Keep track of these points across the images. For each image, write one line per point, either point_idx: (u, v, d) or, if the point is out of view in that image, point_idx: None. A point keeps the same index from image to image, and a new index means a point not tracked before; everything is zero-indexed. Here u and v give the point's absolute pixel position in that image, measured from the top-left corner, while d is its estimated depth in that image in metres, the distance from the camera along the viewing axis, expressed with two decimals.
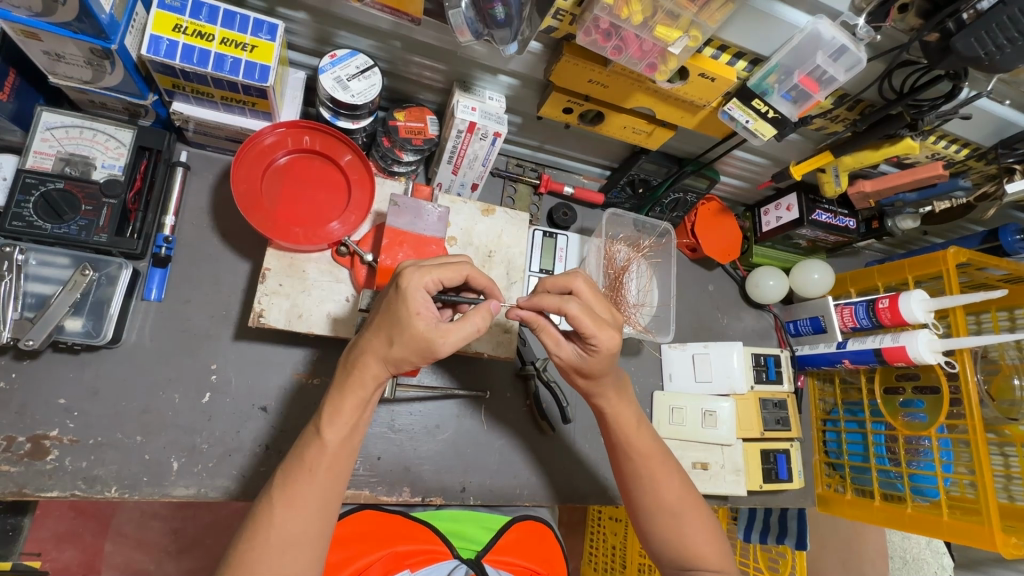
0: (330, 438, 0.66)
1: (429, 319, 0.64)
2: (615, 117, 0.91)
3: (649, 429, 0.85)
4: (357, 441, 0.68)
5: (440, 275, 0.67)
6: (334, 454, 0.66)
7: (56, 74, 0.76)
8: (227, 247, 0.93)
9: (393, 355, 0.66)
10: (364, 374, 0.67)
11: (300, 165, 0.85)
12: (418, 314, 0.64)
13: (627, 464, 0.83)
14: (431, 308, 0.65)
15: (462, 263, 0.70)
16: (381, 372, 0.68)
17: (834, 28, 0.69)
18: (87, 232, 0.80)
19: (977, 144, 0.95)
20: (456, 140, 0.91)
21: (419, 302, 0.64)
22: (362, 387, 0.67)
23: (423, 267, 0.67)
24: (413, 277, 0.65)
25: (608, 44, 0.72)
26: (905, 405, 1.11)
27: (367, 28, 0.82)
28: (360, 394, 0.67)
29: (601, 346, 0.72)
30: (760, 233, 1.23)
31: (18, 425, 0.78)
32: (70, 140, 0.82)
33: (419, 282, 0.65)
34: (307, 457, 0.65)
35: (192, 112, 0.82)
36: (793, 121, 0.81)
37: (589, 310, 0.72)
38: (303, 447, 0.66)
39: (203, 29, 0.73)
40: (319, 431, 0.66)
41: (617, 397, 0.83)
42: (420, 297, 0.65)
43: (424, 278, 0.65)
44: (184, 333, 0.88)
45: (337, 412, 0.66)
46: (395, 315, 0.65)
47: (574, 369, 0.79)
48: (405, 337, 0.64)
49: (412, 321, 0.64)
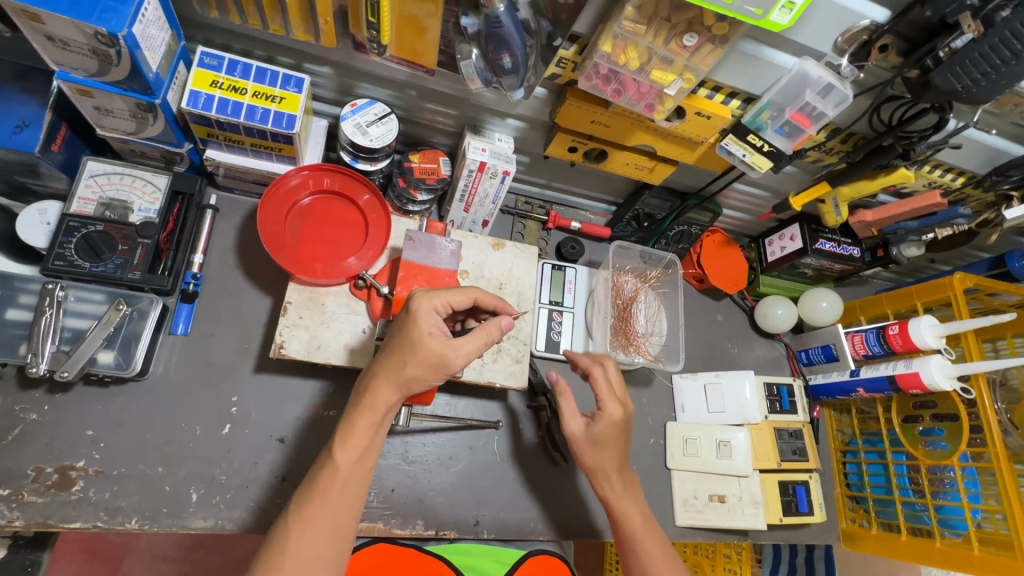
0: (341, 460, 0.68)
1: (439, 337, 0.70)
2: (618, 154, 0.96)
3: (656, 528, 0.87)
4: (369, 465, 0.70)
5: (448, 298, 0.74)
6: (344, 477, 0.67)
7: (103, 127, 0.82)
8: (251, 284, 0.97)
9: (405, 377, 0.69)
10: (376, 400, 0.69)
11: (322, 206, 0.90)
12: (429, 333, 0.69)
13: (631, 560, 0.85)
14: (441, 327, 0.71)
15: (470, 288, 0.78)
16: (393, 397, 0.70)
17: (819, 68, 0.73)
18: (123, 270, 0.85)
19: (972, 172, 0.99)
20: (467, 179, 0.96)
21: (430, 323, 0.70)
22: (374, 410, 0.69)
23: (432, 292, 0.74)
24: (424, 301, 0.72)
25: (608, 88, 0.77)
26: (924, 434, 1.09)
27: (383, 80, 0.89)
28: (371, 417, 0.69)
29: (607, 411, 0.87)
30: (765, 262, 1.26)
31: (46, 456, 0.80)
32: (111, 186, 0.88)
33: (430, 305, 0.72)
34: (319, 480, 0.67)
35: (223, 158, 0.88)
36: (788, 154, 0.86)
37: (611, 381, 0.91)
38: (315, 473, 0.68)
39: (237, 83, 0.80)
40: (331, 455, 0.68)
41: (615, 477, 0.88)
42: (432, 319, 0.71)
43: (433, 301, 0.72)
44: (208, 366, 0.91)
45: (348, 439, 0.68)
46: (407, 336, 0.69)
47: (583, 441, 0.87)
48: (418, 357, 0.68)
49: (425, 340, 0.69)
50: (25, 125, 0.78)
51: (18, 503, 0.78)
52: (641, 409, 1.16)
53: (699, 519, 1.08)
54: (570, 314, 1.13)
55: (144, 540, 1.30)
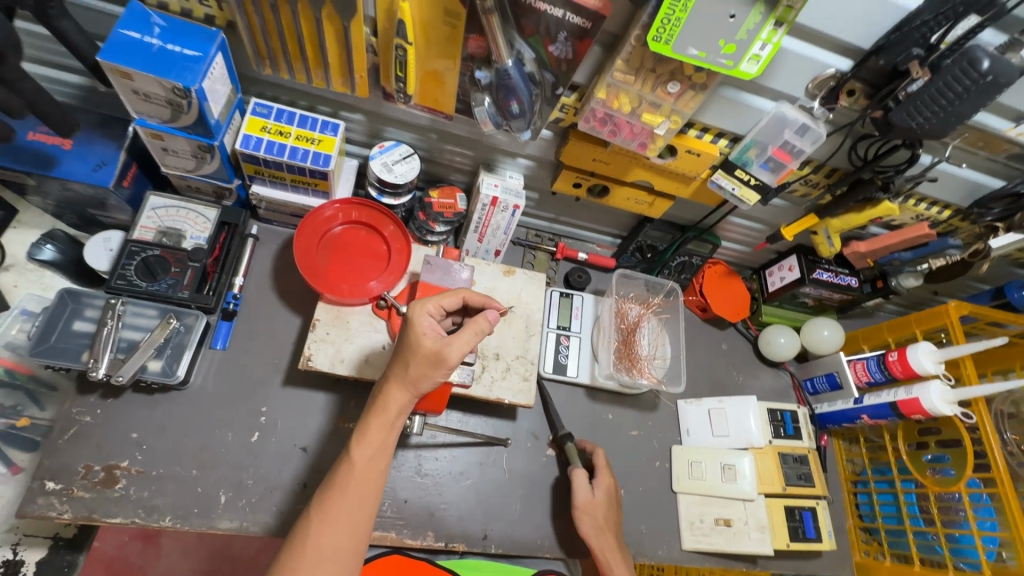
0: (357, 458, 0.74)
1: (433, 336, 0.77)
2: (618, 189, 1.06)
3: None
4: (383, 464, 0.75)
5: (438, 301, 0.83)
6: (360, 477, 0.73)
7: (167, 165, 0.95)
8: (283, 305, 1.07)
9: (408, 376, 0.76)
10: (388, 402, 0.76)
11: (349, 234, 1.01)
12: (424, 334, 0.77)
13: None
14: (434, 327, 0.79)
15: (457, 290, 0.87)
16: (403, 398, 0.77)
17: (794, 110, 0.82)
18: (174, 289, 0.96)
19: (956, 205, 1.05)
20: (481, 212, 1.06)
21: (424, 325, 0.78)
22: (387, 411, 0.76)
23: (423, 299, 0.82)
24: (416, 307, 0.80)
25: (604, 129, 0.87)
26: (931, 462, 1.11)
27: (409, 125, 1.02)
28: (384, 417, 0.75)
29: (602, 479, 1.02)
30: (767, 293, 1.31)
31: (96, 455, 0.89)
32: (169, 217, 0.99)
33: (421, 309, 0.80)
34: (338, 476, 0.74)
35: (267, 192, 1.00)
36: (774, 187, 0.94)
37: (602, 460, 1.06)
38: (335, 470, 0.75)
39: (283, 128, 0.93)
40: (348, 454, 0.74)
41: (606, 536, 0.97)
42: (424, 321, 0.79)
43: (425, 306, 0.80)
44: (242, 378, 1.00)
45: (364, 439, 0.74)
46: (406, 341, 0.77)
47: (586, 503, 0.98)
48: (418, 357, 0.76)
49: (420, 340, 0.76)
50: (104, 164, 0.91)
51: (68, 497, 0.85)
52: (647, 433, 1.20)
53: (705, 543, 1.10)
54: (577, 339, 1.19)
55: (161, 567, 1.11)
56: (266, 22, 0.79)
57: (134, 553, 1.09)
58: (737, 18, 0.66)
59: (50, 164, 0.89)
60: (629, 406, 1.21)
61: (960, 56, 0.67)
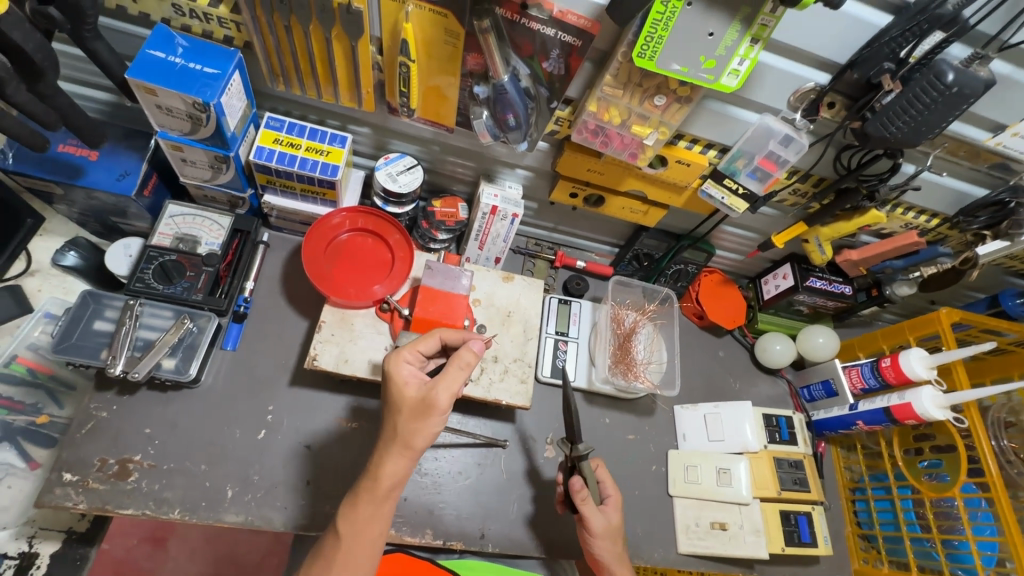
0: (344, 529, 0.76)
1: (414, 385, 0.79)
2: (613, 199, 1.10)
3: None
4: (376, 531, 0.77)
5: (415, 349, 0.85)
6: (351, 546, 0.76)
7: (185, 175, 1.01)
8: (291, 308, 1.12)
9: (399, 437, 0.77)
10: (381, 469, 0.77)
11: (356, 241, 1.06)
12: (404, 385, 0.79)
13: None
14: (415, 376, 0.81)
15: (433, 332, 0.89)
16: (398, 462, 0.77)
17: (778, 122, 0.85)
18: (188, 292, 1.00)
19: (944, 213, 1.08)
20: (481, 221, 1.10)
21: (403, 376, 0.80)
22: (379, 481, 0.77)
23: (400, 349, 0.84)
24: (393, 360, 0.82)
25: (596, 140, 0.91)
26: (927, 467, 1.14)
27: (413, 138, 1.07)
28: (376, 487, 0.76)
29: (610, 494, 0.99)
30: (762, 300, 1.34)
31: (111, 448, 0.93)
32: (186, 225, 1.05)
33: (398, 359, 0.82)
34: (326, 547, 0.77)
35: (278, 201, 1.06)
36: (761, 195, 0.97)
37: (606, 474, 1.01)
38: (322, 541, 0.79)
39: (294, 140, 0.99)
40: (337, 525, 0.77)
41: (623, 564, 0.96)
42: (403, 372, 0.81)
43: (401, 357, 0.82)
44: (251, 378, 1.04)
45: (352, 515, 0.76)
46: (390, 397, 0.80)
47: (603, 534, 0.94)
48: (404, 412, 0.77)
49: (402, 393, 0.78)
50: (127, 174, 0.97)
51: (84, 488, 0.90)
52: (643, 438, 1.22)
53: (701, 547, 1.11)
54: (575, 344, 1.22)
55: (169, 568, 1.30)
56: (280, 42, 0.85)
57: (143, 556, 1.28)
58: (716, 36, 0.71)
59: (77, 174, 0.95)
60: (626, 410, 1.24)
61: (928, 70, 0.72)
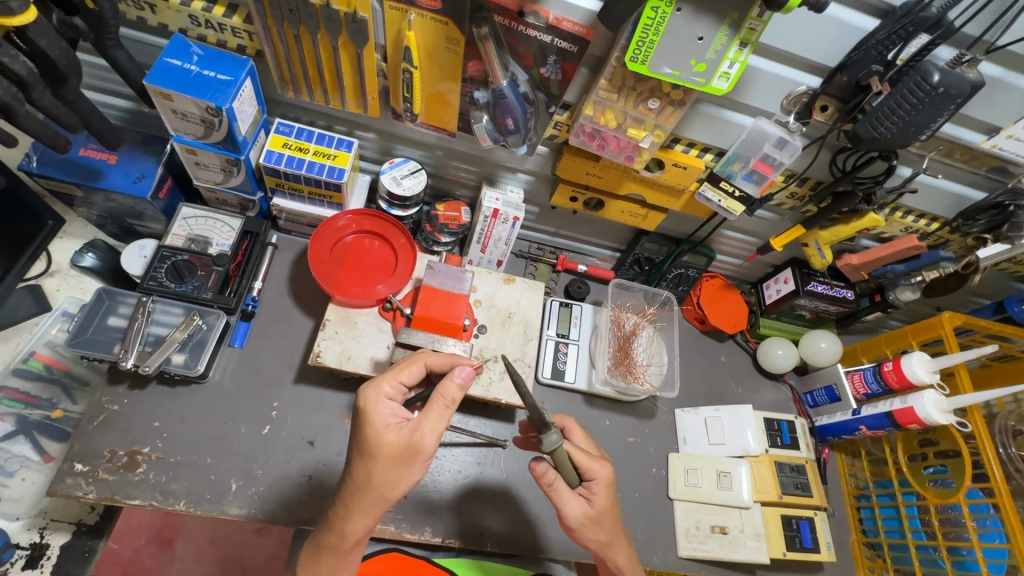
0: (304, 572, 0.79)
1: (396, 428, 0.74)
2: (612, 202, 1.12)
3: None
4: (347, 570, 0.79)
5: (393, 382, 0.78)
6: None
7: (199, 179, 1.05)
8: (298, 308, 1.15)
9: (380, 481, 0.74)
10: (354, 515, 0.75)
11: (361, 243, 1.09)
12: (385, 428, 0.74)
13: None
14: (395, 415, 0.75)
15: (416, 357, 0.82)
16: (373, 508, 0.75)
17: (771, 125, 0.87)
18: (199, 290, 1.04)
19: (943, 217, 1.08)
20: (483, 224, 1.13)
21: (383, 416, 0.74)
22: (346, 532, 0.76)
23: (375, 381, 0.77)
24: (369, 396, 0.75)
25: (593, 143, 0.94)
26: (932, 474, 1.10)
27: (417, 143, 1.11)
28: (345, 536, 0.76)
29: (597, 476, 0.86)
30: (764, 305, 1.34)
31: (121, 441, 0.96)
32: (198, 227, 1.08)
33: (376, 397, 0.75)
34: None
35: (287, 204, 1.10)
36: (757, 198, 0.98)
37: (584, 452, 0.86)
38: None
39: (303, 145, 1.02)
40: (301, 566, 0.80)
41: (616, 547, 0.90)
42: (382, 411, 0.75)
43: (379, 393, 0.76)
44: (257, 375, 1.07)
45: (316, 564, 0.78)
46: (366, 438, 0.74)
47: (584, 523, 0.86)
48: (384, 456, 0.73)
49: (383, 436, 0.73)
50: (143, 177, 1.01)
51: (94, 478, 0.93)
52: (643, 441, 1.22)
53: (701, 550, 1.11)
54: (575, 346, 1.23)
55: (174, 569, 1.30)
56: (290, 50, 0.89)
57: (149, 556, 1.29)
58: (705, 40, 0.73)
59: (97, 176, 1.00)
60: (626, 413, 1.24)
61: (914, 71, 0.73)
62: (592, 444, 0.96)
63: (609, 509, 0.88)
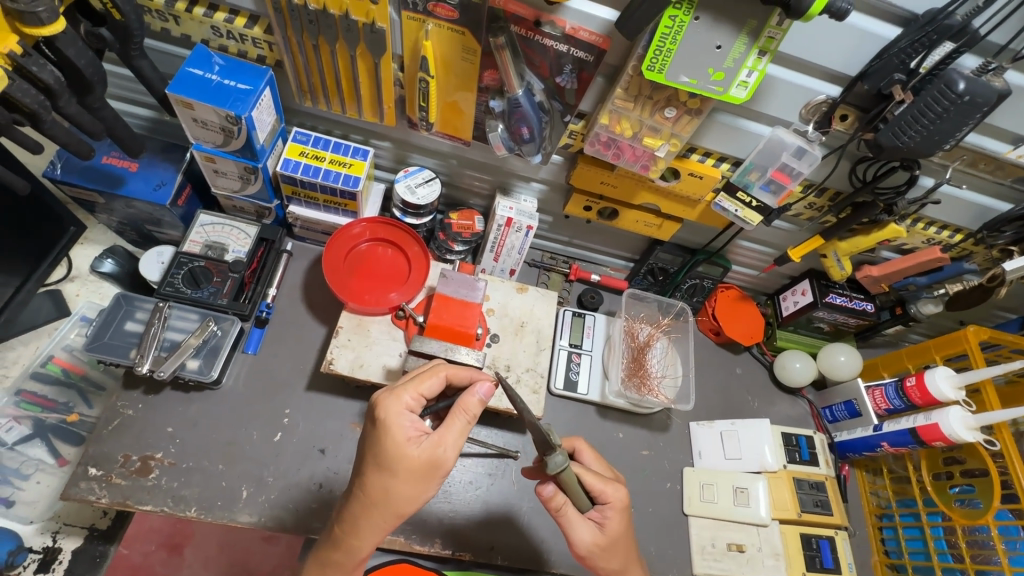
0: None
1: (416, 440, 0.73)
2: (627, 212, 1.11)
3: None
4: None
5: (413, 393, 0.76)
6: None
7: (217, 186, 1.06)
8: (311, 315, 1.15)
9: (398, 495, 0.72)
10: (367, 530, 0.73)
11: (375, 251, 1.09)
12: (407, 440, 0.72)
13: None
14: (416, 427, 0.74)
15: (437, 368, 0.81)
16: (388, 522, 0.74)
17: (790, 135, 0.86)
18: (214, 296, 1.04)
19: (967, 228, 1.05)
20: (496, 233, 1.13)
21: (404, 428, 0.73)
22: (358, 546, 0.74)
23: (396, 392, 0.76)
24: (390, 407, 0.74)
25: (608, 152, 0.94)
26: (958, 493, 1.08)
27: (432, 151, 1.11)
28: (356, 550, 0.74)
29: (611, 499, 0.83)
30: (781, 317, 1.32)
31: (134, 445, 0.97)
32: (214, 233, 1.09)
33: (397, 408, 0.74)
34: None
35: (302, 212, 1.11)
36: (775, 208, 0.97)
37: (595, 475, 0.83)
38: None
39: (319, 153, 1.03)
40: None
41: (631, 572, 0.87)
42: (403, 423, 0.73)
43: (401, 403, 0.74)
44: (269, 382, 1.07)
45: None
46: (384, 450, 0.72)
47: (594, 551, 0.83)
48: (404, 470, 0.72)
49: (405, 449, 0.72)
50: (163, 184, 1.03)
51: (107, 483, 0.93)
52: (657, 453, 1.20)
53: (716, 568, 1.08)
54: (588, 357, 1.22)
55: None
56: (308, 60, 0.90)
57: (159, 562, 1.14)
58: (723, 48, 0.73)
59: (118, 183, 1.01)
60: (640, 425, 1.22)
61: (937, 79, 0.72)
62: (603, 465, 0.94)
63: (624, 533, 0.85)
